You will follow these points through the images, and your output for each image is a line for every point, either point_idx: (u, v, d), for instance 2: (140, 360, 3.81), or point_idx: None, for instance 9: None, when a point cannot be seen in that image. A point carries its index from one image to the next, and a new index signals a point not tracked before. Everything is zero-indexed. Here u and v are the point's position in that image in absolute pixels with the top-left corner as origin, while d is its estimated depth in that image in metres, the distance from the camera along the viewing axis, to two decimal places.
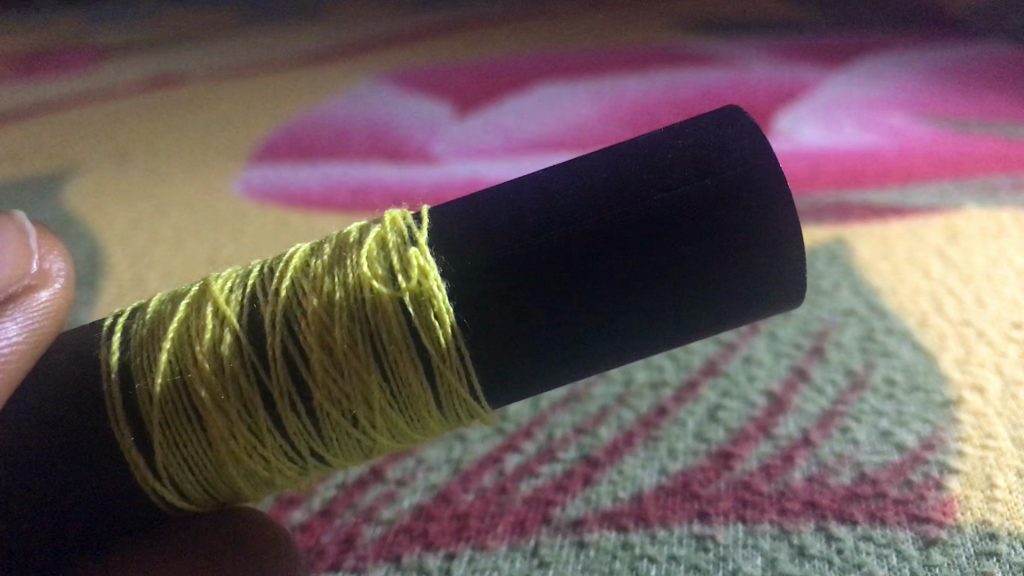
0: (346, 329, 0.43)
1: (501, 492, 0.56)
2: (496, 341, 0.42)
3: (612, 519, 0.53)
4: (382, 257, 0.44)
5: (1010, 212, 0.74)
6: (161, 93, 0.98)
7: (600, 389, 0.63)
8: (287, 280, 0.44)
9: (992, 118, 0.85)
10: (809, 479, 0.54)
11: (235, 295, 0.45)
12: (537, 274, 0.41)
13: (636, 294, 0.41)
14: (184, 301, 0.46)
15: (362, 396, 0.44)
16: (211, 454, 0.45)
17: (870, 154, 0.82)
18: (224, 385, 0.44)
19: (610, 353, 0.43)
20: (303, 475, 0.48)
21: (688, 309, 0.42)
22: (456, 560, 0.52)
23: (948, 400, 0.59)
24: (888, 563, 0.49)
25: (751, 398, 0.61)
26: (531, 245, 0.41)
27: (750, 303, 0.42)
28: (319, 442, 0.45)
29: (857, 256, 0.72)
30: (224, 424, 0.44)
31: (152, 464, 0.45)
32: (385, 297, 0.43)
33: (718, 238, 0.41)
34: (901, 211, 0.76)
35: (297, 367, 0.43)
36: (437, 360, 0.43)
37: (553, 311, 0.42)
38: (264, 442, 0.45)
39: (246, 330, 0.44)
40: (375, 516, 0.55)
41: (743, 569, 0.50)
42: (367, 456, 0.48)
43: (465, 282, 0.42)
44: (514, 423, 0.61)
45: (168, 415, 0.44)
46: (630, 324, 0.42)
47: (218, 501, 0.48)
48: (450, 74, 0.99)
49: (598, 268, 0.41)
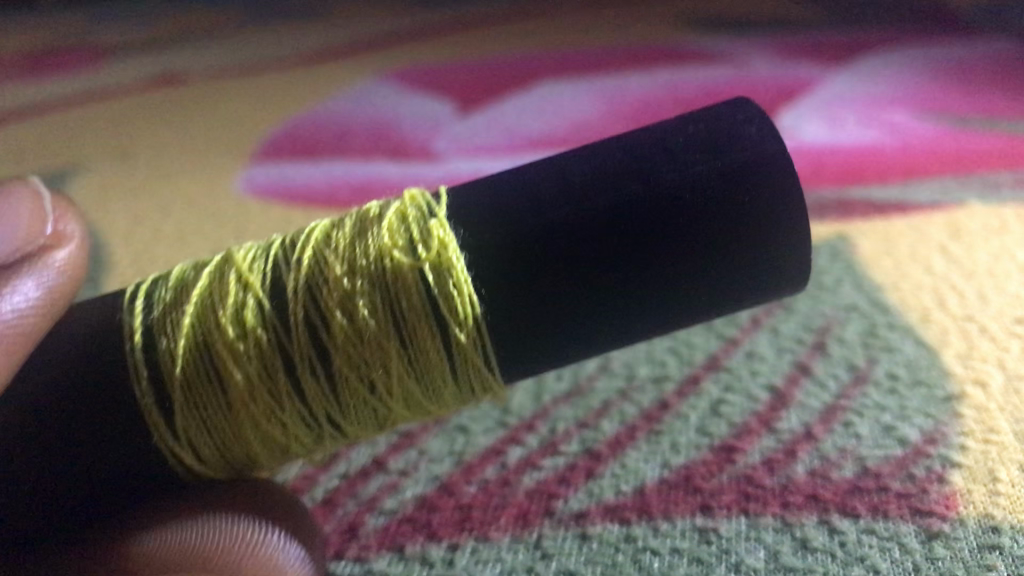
0: (367, 297, 0.43)
1: (504, 485, 0.56)
2: (515, 311, 0.43)
3: (615, 513, 0.54)
4: (403, 230, 0.45)
5: (1013, 208, 0.74)
6: (168, 92, 0.99)
7: (602, 383, 0.64)
8: (309, 251, 0.45)
9: (993, 114, 0.85)
10: (811, 473, 0.55)
11: (257, 264, 0.46)
12: (549, 249, 0.42)
13: (648, 268, 0.42)
14: (208, 268, 0.47)
15: (381, 368, 0.44)
16: (229, 417, 0.46)
17: (873, 151, 0.82)
18: (246, 349, 0.44)
19: (620, 330, 0.43)
20: (318, 444, 0.48)
21: (698, 288, 0.42)
22: (459, 551, 0.52)
23: (951, 394, 0.59)
24: (891, 556, 0.49)
25: (753, 392, 0.61)
26: (547, 219, 0.42)
27: (763, 285, 0.43)
28: (336, 409, 0.46)
29: (859, 253, 0.72)
30: (244, 388, 0.45)
31: (173, 425, 0.46)
32: (406, 266, 0.43)
33: (730, 219, 0.41)
34: (904, 207, 0.76)
35: (318, 334, 0.44)
36: (458, 332, 0.43)
37: (568, 287, 0.42)
38: (283, 406, 0.45)
39: (269, 296, 0.45)
40: (377, 507, 0.56)
41: (746, 562, 0.50)
42: (382, 427, 0.48)
43: (481, 257, 0.43)
44: (517, 416, 0.62)
45: (189, 377, 0.45)
46: (641, 301, 0.42)
47: (234, 468, 0.49)
48: (454, 73, 0.99)
49: (611, 242, 0.41)
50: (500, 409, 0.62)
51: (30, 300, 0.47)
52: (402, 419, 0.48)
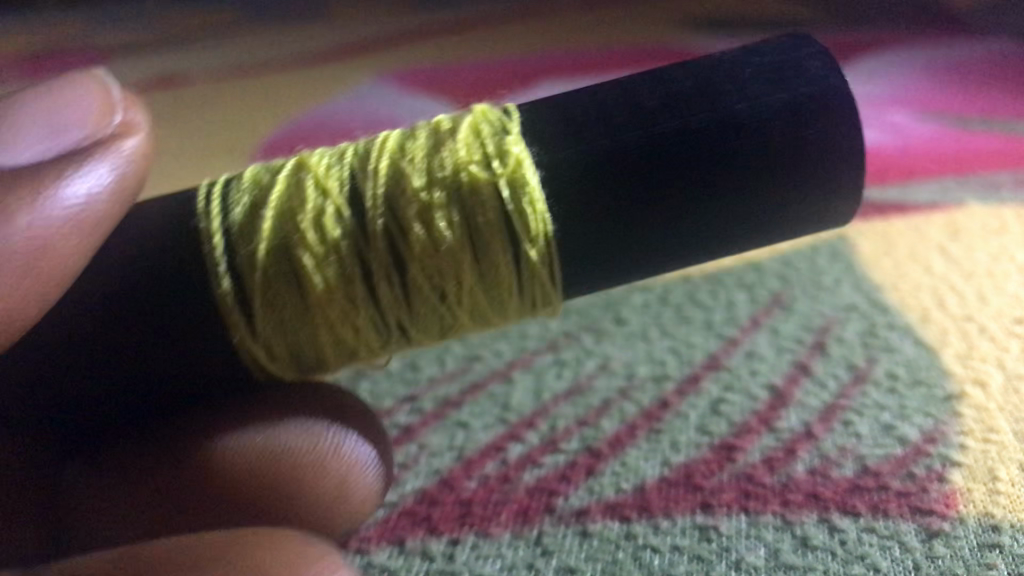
0: (444, 208, 0.46)
1: (504, 481, 0.57)
2: (576, 217, 0.46)
3: (615, 510, 0.54)
4: (478, 144, 0.47)
5: (1011, 209, 0.77)
6: (174, 93, 1.00)
7: (602, 382, 0.65)
8: (387, 162, 0.48)
9: (998, 114, 0.85)
10: (811, 471, 0.55)
11: (336, 172, 0.48)
12: (621, 164, 0.45)
13: (709, 185, 0.45)
14: (281, 172, 0.49)
15: (453, 276, 0.47)
16: (307, 319, 0.49)
17: (869, 154, 0.86)
18: (325, 255, 0.47)
19: (678, 246, 0.47)
20: (384, 350, 0.51)
21: (755, 208, 0.46)
22: (459, 546, 0.52)
23: (950, 394, 0.59)
24: (891, 555, 0.49)
25: (752, 391, 0.62)
26: (622, 137, 0.45)
27: (815, 210, 0.47)
28: (407, 315, 0.49)
29: (860, 253, 0.76)
30: (322, 292, 0.47)
31: (253, 322, 0.48)
32: (482, 181, 0.46)
33: (790, 146, 0.45)
34: (904, 209, 0.81)
35: (395, 244, 0.47)
36: (526, 243, 0.47)
37: (636, 202, 0.46)
38: (359, 311, 0.48)
39: (349, 206, 0.47)
40: (378, 499, 0.57)
41: (746, 559, 0.49)
42: (444, 335, 0.52)
43: (557, 172, 0.46)
44: (518, 413, 0.63)
45: (269, 278, 0.47)
46: (701, 216, 0.46)
47: (305, 368, 0.52)
48: (449, 75, 0.99)
49: (678, 160, 0.45)
50: (502, 406, 0.64)
51: (102, 184, 0.46)
52: (464, 328, 0.51)
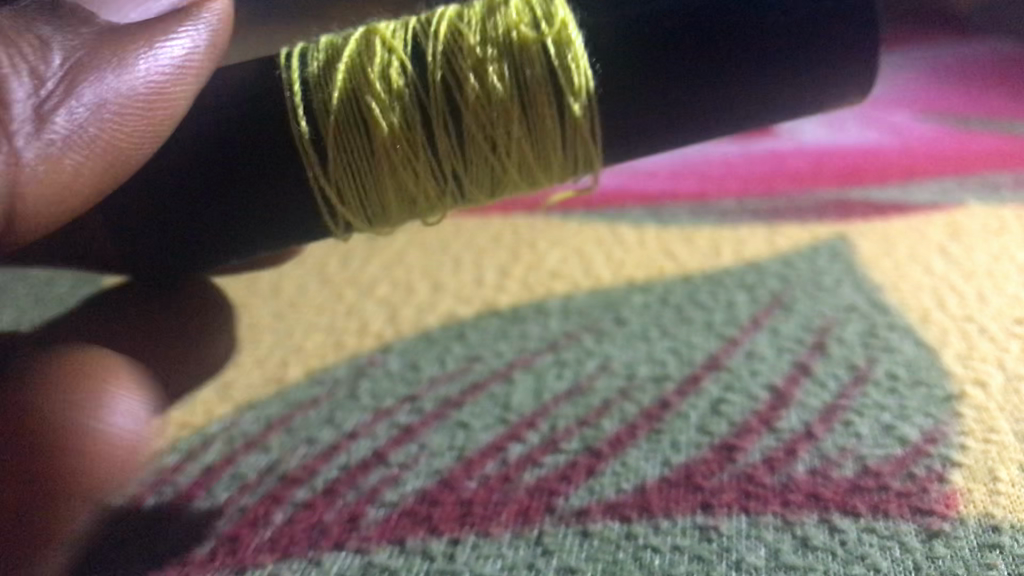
0: (497, 62, 0.56)
1: (504, 481, 0.57)
2: (612, 82, 0.57)
3: (615, 510, 0.54)
4: (524, 13, 0.58)
5: (1013, 209, 0.77)
6: None
7: (603, 383, 0.65)
8: (446, 26, 0.57)
9: (995, 115, 0.91)
10: (811, 472, 0.55)
11: (400, 34, 0.58)
12: (661, 40, 0.56)
13: (738, 61, 0.57)
14: (351, 39, 0.59)
15: (502, 127, 0.57)
16: (373, 160, 0.57)
17: (873, 152, 0.91)
18: (391, 101, 0.56)
19: (714, 111, 0.58)
20: (441, 201, 0.60)
21: (774, 87, 0.58)
22: (459, 546, 0.52)
23: (950, 394, 0.59)
24: (892, 555, 0.49)
25: (753, 391, 0.62)
26: (664, 17, 0.56)
27: (819, 101, 0.60)
28: (462, 161, 0.58)
29: (859, 254, 0.76)
30: (389, 136, 0.56)
31: (326, 163, 0.57)
32: (530, 39, 0.56)
33: (800, 32, 0.56)
34: (904, 207, 0.81)
35: (454, 94, 0.56)
36: (566, 97, 0.56)
37: (676, 70, 0.56)
38: (419, 156, 0.57)
39: (412, 62, 0.56)
40: (378, 498, 0.57)
41: (747, 560, 0.49)
42: (492, 190, 0.61)
43: (599, 37, 0.57)
44: (518, 413, 0.63)
45: (342, 124, 0.56)
46: (732, 89, 0.57)
47: (366, 217, 0.60)
48: None
49: (713, 39, 0.56)
50: (502, 407, 0.64)
51: None
52: (509, 180, 0.60)
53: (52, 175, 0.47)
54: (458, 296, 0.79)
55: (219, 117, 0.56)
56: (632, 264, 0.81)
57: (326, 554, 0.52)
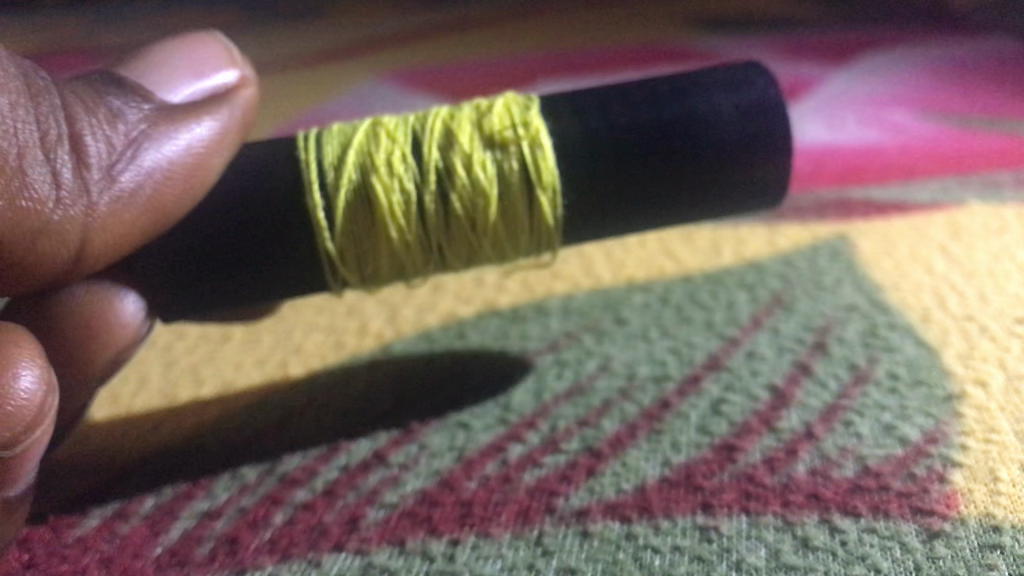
0: (480, 158, 0.61)
1: (504, 481, 0.57)
2: (584, 173, 0.61)
3: (615, 510, 0.54)
4: (511, 114, 0.63)
5: (1014, 209, 0.76)
6: None
7: (603, 383, 0.65)
8: (440, 124, 0.63)
9: (994, 116, 0.90)
10: (811, 472, 0.55)
11: (402, 127, 0.63)
12: (627, 137, 0.61)
13: (692, 160, 0.62)
14: (359, 125, 0.64)
15: (481, 213, 0.62)
16: (370, 235, 0.62)
17: (871, 151, 0.90)
18: (392, 182, 0.60)
19: (664, 202, 0.63)
20: (425, 271, 0.65)
21: (718, 186, 0.63)
22: (459, 547, 0.52)
23: (951, 394, 0.59)
24: (892, 555, 0.48)
25: (753, 391, 0.62)
26: (631, 118, 0.61)
27: (761, 195, 0.65)
28: (445, 241, 0.63)
29: (859, 254, 0.76)
30: (383, 215, 0.61)
31: (330, 234, 0.61)
32: (512, 139, 0.61)
33: (742, 141, 0.62)
34: (905, 207, 0.81)
35: (443, 184, 0.61)
36: (539, 190, 0.61)
37: (638, 164, 0.61)
38: (410, 234, 0.62)
39: (412, 151, 0.61)
40: (377, 500, 0.56)
41: (747, 560, 0.49)
42: (468, 265, 0.66)
43: (574, 134, 0.61)
44: (518, 414, 0.63)
45: (347, 200, 0.61)
46: (681, 183, 0.63)
47: (357, 281, 0.64)
48: (451, 72, 1.06)
49: (670, 140, 0.61)
50: (503, 407, 0.64)
51: None
52: (485, 259, 0.65)
53: (113, 224, 0.53)
54: (458, 296, 0.79)
55: (245, 180, 0.60)
56: (632, 264, 0.81)
57: (325, 555, 0.52)
